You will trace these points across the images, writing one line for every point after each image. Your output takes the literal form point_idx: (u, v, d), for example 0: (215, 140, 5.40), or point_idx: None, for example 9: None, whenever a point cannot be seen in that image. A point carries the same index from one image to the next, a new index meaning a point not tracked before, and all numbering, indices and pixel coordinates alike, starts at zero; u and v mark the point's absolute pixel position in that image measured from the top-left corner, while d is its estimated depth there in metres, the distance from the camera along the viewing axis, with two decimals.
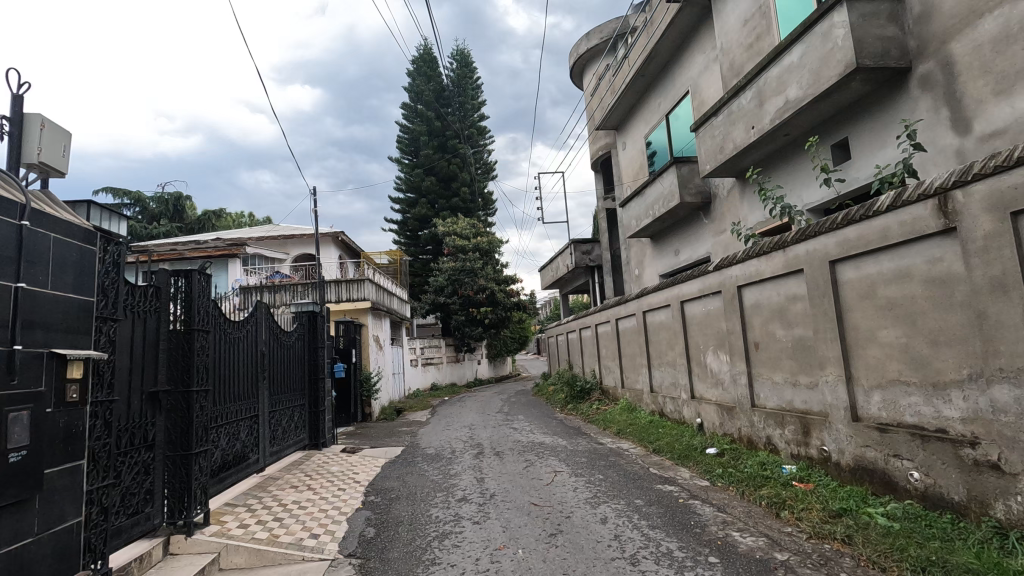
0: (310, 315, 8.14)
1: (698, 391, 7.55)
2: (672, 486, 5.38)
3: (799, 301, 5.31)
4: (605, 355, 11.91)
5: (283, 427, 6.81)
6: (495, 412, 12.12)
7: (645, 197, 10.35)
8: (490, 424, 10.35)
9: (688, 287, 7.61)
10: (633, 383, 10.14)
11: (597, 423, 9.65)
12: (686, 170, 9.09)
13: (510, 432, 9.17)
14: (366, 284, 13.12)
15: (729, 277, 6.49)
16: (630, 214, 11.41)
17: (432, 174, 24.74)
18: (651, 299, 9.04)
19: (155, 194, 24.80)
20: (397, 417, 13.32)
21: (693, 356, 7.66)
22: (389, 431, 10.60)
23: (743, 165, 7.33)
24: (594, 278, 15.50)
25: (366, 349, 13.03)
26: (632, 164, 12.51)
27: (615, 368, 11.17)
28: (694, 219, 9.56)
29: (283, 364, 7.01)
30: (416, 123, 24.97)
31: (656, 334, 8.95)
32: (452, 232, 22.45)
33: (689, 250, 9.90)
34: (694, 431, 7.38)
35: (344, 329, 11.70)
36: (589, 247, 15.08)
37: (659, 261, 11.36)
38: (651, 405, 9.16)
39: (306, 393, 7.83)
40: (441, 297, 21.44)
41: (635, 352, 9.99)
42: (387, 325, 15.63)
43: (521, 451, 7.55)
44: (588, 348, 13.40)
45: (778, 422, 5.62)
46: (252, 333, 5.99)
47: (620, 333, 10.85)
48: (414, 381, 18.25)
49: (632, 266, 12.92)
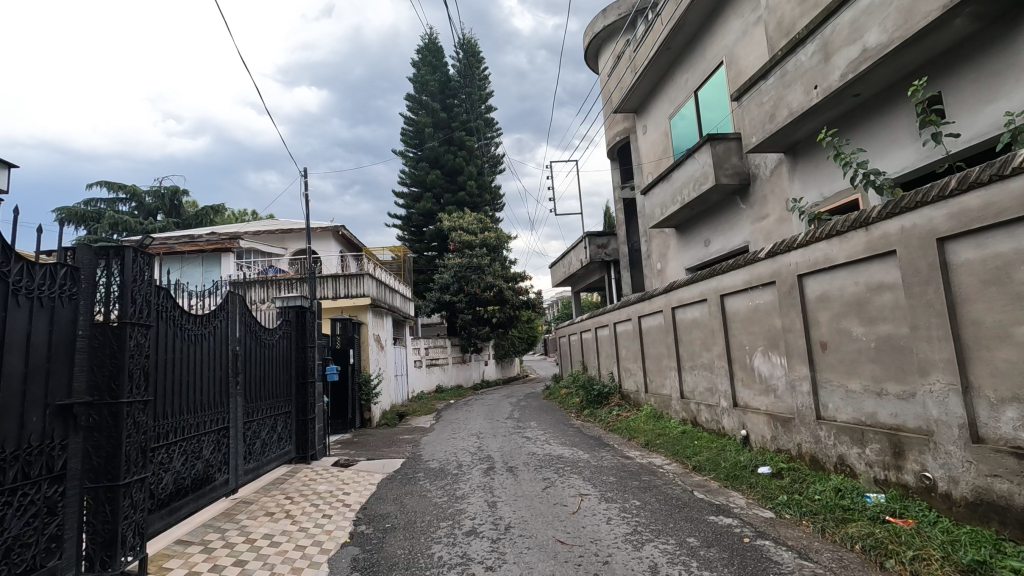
0: (297, 310, 7.21)
1: (742, 398, 6.53)
2: (729, 518, 4.39)
3: (886, 291, 4.30)
4: (625, 357, 10.90)
5: (262, 439, 5.86)
6: (504, 419, 11.14)
7: (672, 183, 9.35)
8: (501, 432, 9.37)
9: (731, 279, 6.59)
10: (659, 388, 9.13)
11: (621, 432, 8.65)
12: (721, 149, 8.07)
13: (523, 443, 8.18)
14: (366, 279, 12.16)
15: (786, 264, 5.48)
16: (653, 203, 10.40)
17: (438, 167, 23.84)
18: (681, 294, 8.05)
19: (151, 188, 23.96)
20: (398, 422, 12.39)
21: (736, 358, 6.65)
22: (389, 440, 9.64)
23: (797, 136, 6.32)
24: (610, 274, 14.49)
25: (366, 349, 12.06)
26: (654, 149, 11.51)
27: (637, 370, 10.16)
28: (728, 205, 8.56)
29: (263, 365, 6.06)
30: (421, 114, 24.10)
31: (688, 333, 7.94)
32: (458, 226, 21.50)
33: (722, 240, 8.89)
34: (738, 445, 6.37)
35: (341, 327, 10.78)
36: (604, 240, 14.07)
37: (685, 253, 10.35)
38: (682, 412, 8.15)
39: (292, 399, 6.88)
40: (446, 295, 20.51)
41: (661, 354, 8.99)
42: (389, 324, 14.69)
43: (538, 467, 6.56)
44: (605, 349, 12.39)
45: (856, 439, 4.61)
46: (220, 329, 5.02)
47: (643, 332, 9.85)
48: (418, 383, 17.31)
49: (653, 260, 11.89)
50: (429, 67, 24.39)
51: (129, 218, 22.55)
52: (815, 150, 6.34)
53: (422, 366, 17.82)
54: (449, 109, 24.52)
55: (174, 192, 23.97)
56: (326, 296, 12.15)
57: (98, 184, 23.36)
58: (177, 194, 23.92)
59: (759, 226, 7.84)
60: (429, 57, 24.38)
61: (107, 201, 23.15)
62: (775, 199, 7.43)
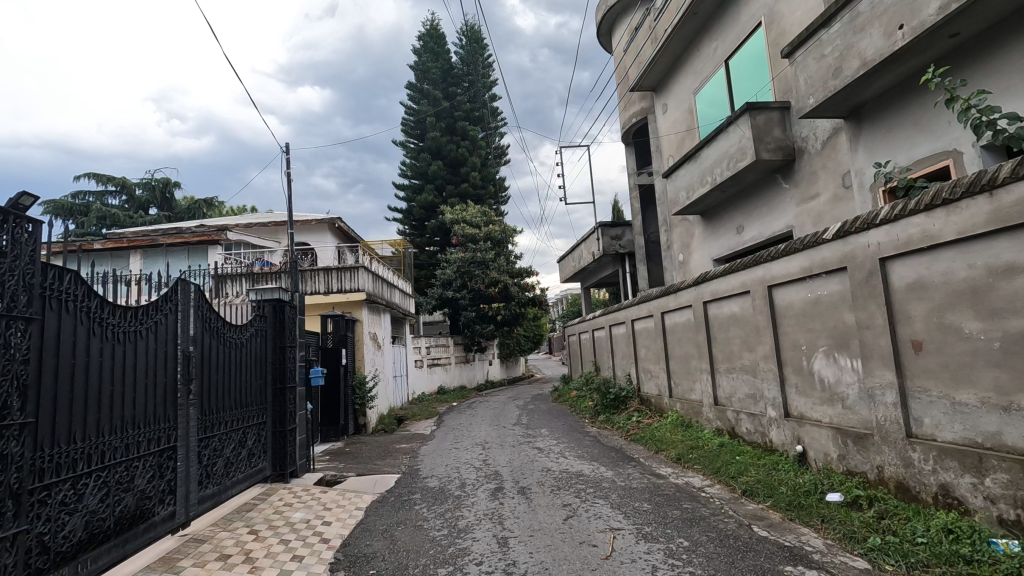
0: (276, 304, 6.22)
1: (797, 408, 5.52)
2: (812, 570, 3.39)
3: (1019, 275, 3.29)
4: (645, 357, 9.90)
5: (226, 457, 4.91)
6: (511, 425, 10.14)
7: (700, 163, 8.35)
8: (509, 441, 8.38)
9: (783, 266, 5.58)
10: (687, 393, 8.15)
11: (645, 443, 7.64)
12: (762, 120, 7.05)
13: (535, 456, 7.18)
14: (361, 272, 11.16)
15: (863, 246, 4.47)
16: (677, 187, 9.38)
17: (440, 158, 22.85)
18: (716, 286, 7.04)
19: (141, 180, 23.02)
20: (396, 428, 11.42)
21: (788, 360, 5.64)
22: (384, 450, 8.67)
23: (866, 95, 5.31)
24: (625, 267, 13.46)
25: (361, 348, 11.05)
26: (675, 129, 10.48)
27: (660, 372, 9.16)
28: (767, 185, 7.56)
29: (228, 369, 5.10)
30: (423, 103, 23.13)
31: (725, 331, 6.92)
32: (461, 219, 20.52)
33: (759, 226, 7.89)
34: (794, 463, 5.37)
35: (333, 325, 9.87)
36: (619, 231, 13.04)
37: (713, 243, 9.33)
38: (716, 421, 7.15)
39: (267, 407, 5.92)
40: (449, 292, 19.56)
41: (690, 355, 7.98)
42: (388, 321, 13.71)
43: (555, 489, 5.56)
44: (621, 349, 11.38)
45: (969, 466, 3.61)
46: (165, 326, 4.06)
47: (667, 330, 8.84)
48: (418, 384, 16.37)
49: (674, 251, 10.87)
50: (431, 53, 23.39)
51: (118, 211, 21.65)
52: (885, 112, 5.32)
53: (423, 366, 16.87)
54: (451, 98, 23.52)
55: (166, 183, 23.01)
56: (317, 291, 11.13)
57: (86, 177, 22.44)
58: (169, 186, 22.98)
59: (807, 207, 6.82)
60: (431, 43, 23.36)
61: (96, 193, 22.25)
62: (828, 174, 6.42)
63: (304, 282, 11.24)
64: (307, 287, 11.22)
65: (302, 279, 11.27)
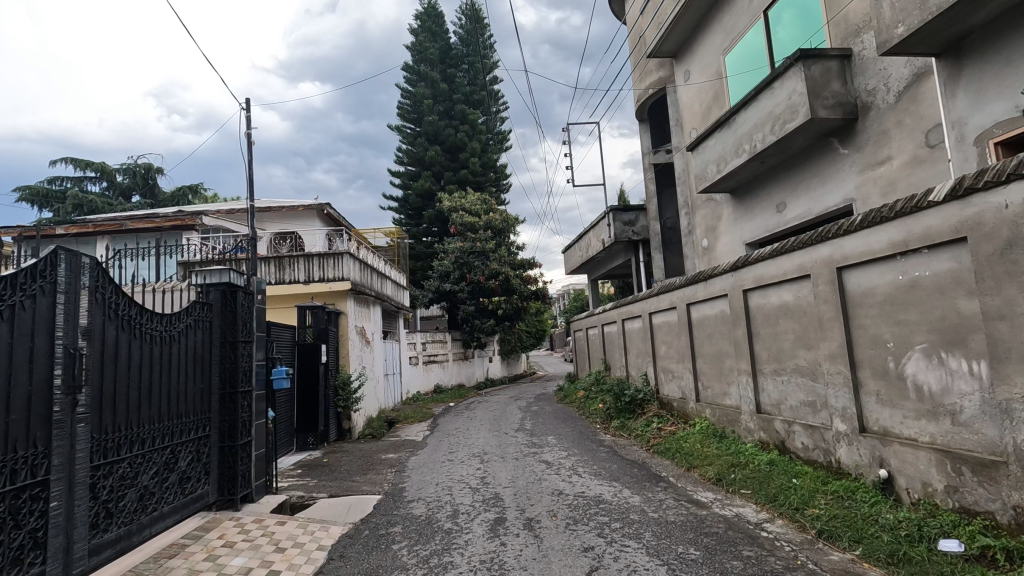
0: (226, 289, 5.05)
1: (879, 422, 4.35)
2: None
3: None
4: (666, 355, 8.74)
5: (143, 486, 3.75)
6: (513, 431, 8.99)
7: (735, 129, 7.17)
8: (511, 452, 7.21)
9: (861, 242, 4.41)
10: (720, 399, 6.99)
11: (673, 458, 6.48)
12: (818, 70, 5.87)
13: (543, 474, 6.03)
14: (346, 259, 9.90)
15: (995, 206, 3.29)
16: (704, 161, 8.20)
17: (437, 143, 21.64)
18: (762, 270, 5.87)
19: (122, 165, 21.79)
20: (386, 433, 10.27)
21: (865, 362, 4.47)
22: (368, 461, 7.53)
23: (977, 18, 4.13)
24: (638, 256, 12.28)
25: (345, 343, 9.83)
26: (700, 97, 9.27)
27: (685, 373, 8.01)
28: (818, 152, 6.38)
29: (147, 371, 3.93)
30: (420, 86, 21.93)
31: (772, 324, 5.75)
32: (460, 207, 19.32)
33: (805, 202, 6.72)
34: (877, 493, 4.21)
35: (313, 317, 8.72)
36: (632, 216, 11.82)
37: (744, 225, 8.16)
38: (759, 433, 5.99)
39: (212, 417, 4.75)
40: (447, 284, 18.33)
41: (724, 353, 6.82)
42: (378, 314, 12.53)
43: (570, 523, 4.40)
44: (636, 347, 10.22)
45: None
46: (32, 313, 2.89)
47: (694, 324, 7.67)
48: (413, 383, 15.22)
49: (696, 236, 9.69)
50: (428, 33, 22.09)
51: (96, 198, 20.39)
52: (1000, 42, 4.16)
53: (418, 363, 15.73)
54: (450, 80, 22.27)
55: (147, 169, 21.73)
56: (296, 280, 9.87)
57: (63, 161, 21.15)
58: (151, 172, 21.71)
59: (874, 175, 5.64)
60: (428, 22, 22.08)
61: (73, 179, 21.06)
62: (904, 132, 5.25)
63: (281, 270, 9.94)
64: (286, 275, 9.92)
65: (280, 266, 9.96)
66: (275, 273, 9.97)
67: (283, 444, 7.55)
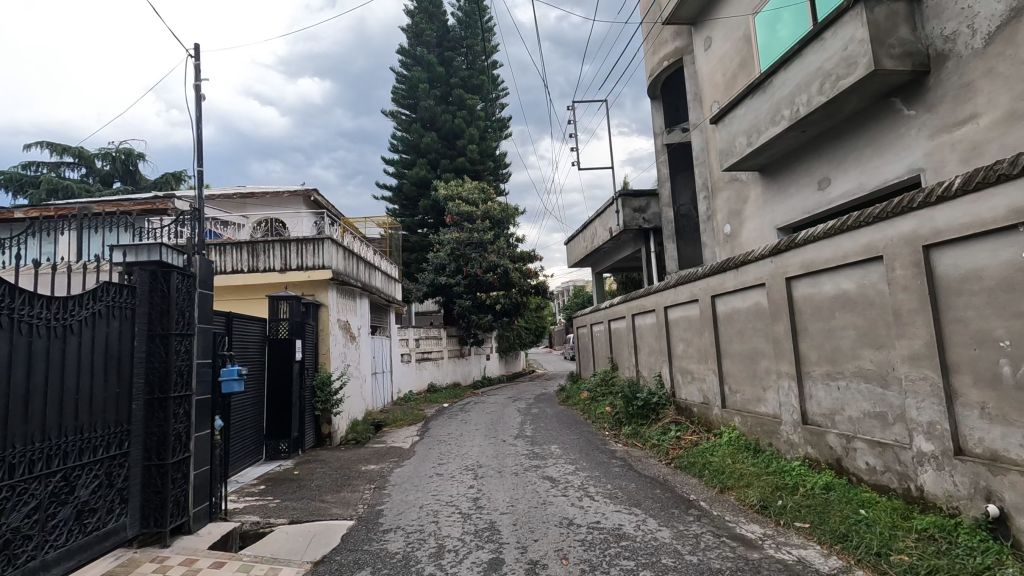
0: (156, 268, 4.05)
1: (985, 444, 3.38)
2: None
3: None
4: (684, 354, 7.78)
5: (11, 529, 2.76)
6: (511, 438, 8.01)
7: (771, 93, 6.18)
8: (509, 466, 6.22)
9: (964, 211, 3.43)
10: (753, 406, 6.02)
11: (701, 476, 5.51)
12: (883, 12, 4.86)
13: (547, 495, 5.06)
14: (326, 245, 8.77)
15: None
16: (729, 134, 7.19)
17: (433, 129, 20.61)
18: (812, 254, 4.89)
19: (102, 150, 20.69)
20: (371, 437, 9.31)
21: (964, 366, 3.50)
22: (345, 473, 6.55)
23: None
24: (649, 245, 11.29)
25: (326, 339, 8.82)
26: (723, 66, 8.27)
27: (707, 374, 7.05)
28: (875, 116, 5.41)
29: (23, 373, 2.94)
30: (415, 69, 20.89)
31: (826, 319, 4.78)
32: (456, 195, 18.32)
33: (856, 176, 5.74)
34: (986, 537, 3.23)
35: (289, 309, 7.70)
36: (643, 202, 10.97)
37: (776, 206, 7.18)
38: (806, 447, 5.04)
39: (132, 430, 3.76)
40: (442, 277, 17.31)
41: (759, 352, 5.85)
42: (366, 308, 11.52)
43: (586, 571, 3.41)
44: (648, 345, 9.24)
45: None
46: None
47: (720, 319, 6.69)
48: (405, 382, 14.28)
49: (716, 222, 8.71)
50: (425, 13, 20.94)
51: (73, 184, 19.33)
52: None
53: (410, 361, 14.77)
54: (447, 64, 21.23)
55: (128, 155, 20.59)
56: (271, 268, 8.83)
57: (38, 145, 20.00)
58: (131, 157, 20.58)
59: (952, 139, 4.66)
60: (425, 2, 20.96)
61: (50, 164, 19.99)
62: (996, 83, 4.27)
63: (255, 257, 8.90)
64: (259, 262, 8.88)
65: (253, 253, 8.91)
66: (247, 260, 8.91)
67: (244, 454, 6.56)
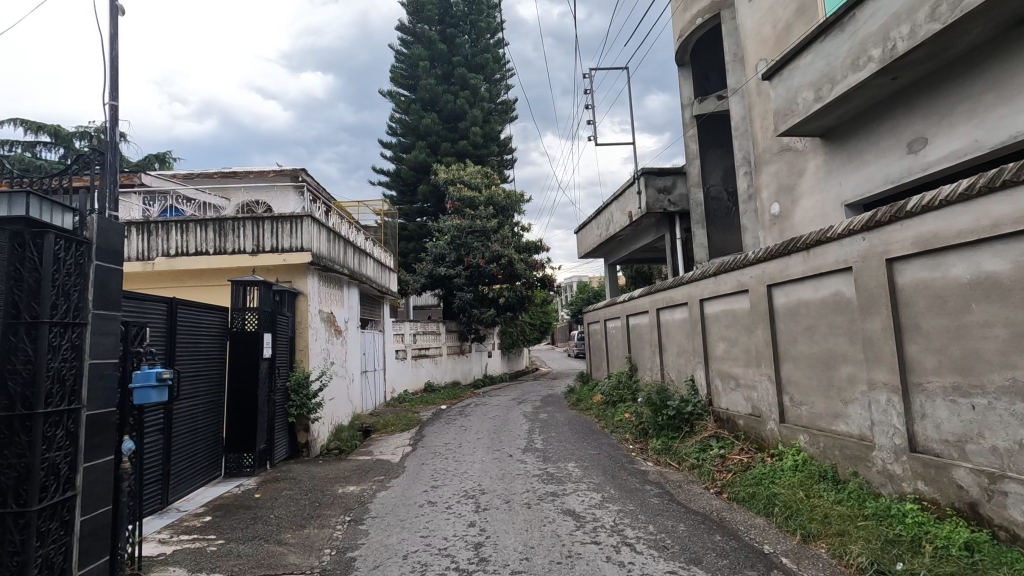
0: (22, 229, 2.82)
1: None
2: None
3: None
4: (726, 356, 6.54)
5: None
6: (519, 452, 6.78)
7: (854, 31, 4.93)
8: (519, 495, 4.99)
9: None
10: (827, 423, 4.79)
11: (770, 515, 4.28)
12: None
13: (573, 543, 3.82)
14: (306, 223, 7.53)
15: None
16: (788, 89, 5.93)
17: (434, 111, 19.31)
18: (935, 226, 3.64)
19: (80, 129, 19.33)
20: (357, 447, 8.09)
21: None
22: (313, 498, 5.32)
23: None
24: (674, 232, 10.02)
25: (304, 333, 7.56)
26: (772, 16, 6.98)
27: (759, 380, 5.82)
28: (1003, 51, 4.19)
29: None
30: (415, 46, 19.57)
31: (956, 313, 3.54)
32: (458, 180, 17.05)
33: (969, 130, 4.50)
34: None
35: (257, 297, 6.42)
36: (669, 181, 9.70)
37: (844, 178, 5.93)
38: (916, 483, 3.81)
39: None
40: (441, 268, 15.98)
41: (840, 356, 4.61)
42: (355, 298, 10.30)
43: None
44: (677, 344, 8.00)
45: None
46: None
47: (780, 314, 5.44)
48: (400, 381, 13.08)
49: (760, 202, 7.46)
50: None
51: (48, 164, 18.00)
52: None
53: (406, 358, 13.56)
54: (449, 41, 19.93)
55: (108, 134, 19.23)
56: (241, 250, 7.53)
57: (11, 122, 18.60)
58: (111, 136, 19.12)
59: None
60: None
61: (24, 143, 18.66)
62: None
63: (221, 236, 7.56)
64: (227, 244, 7.54)
65: (219, 233, 7.56)
66: (213, 240, 7.55)
67: (191, 472, 5.33)
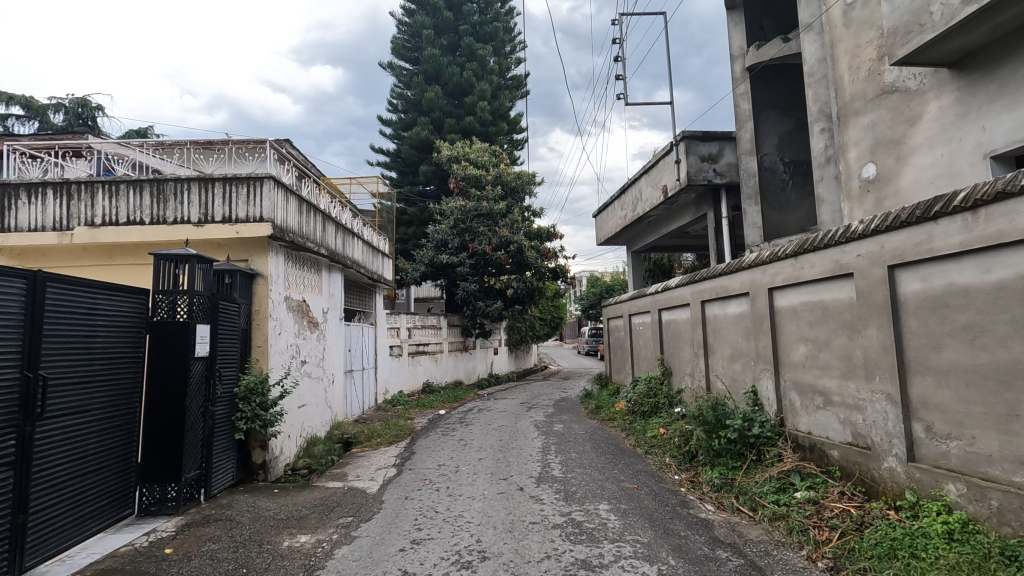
0: None
1: None
2: None
3: None
4: (812, 363, 4.88)
5: None
6: (533, 485, 5.19)
7: None
8: (534, 567, 3.39)
9: None
10: (1005, 471, 3.16)
11: None
12: None
13: None
14: (267, 186, 5.96)
15: None
16: None
17: (439, 84, 17.68)
18: None
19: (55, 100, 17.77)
20: (329, 467, 6.53)
21: None
22: (240, 559, 3.73)
23: None
24: (719, 209, 8.35)
25: (262, 325, 5.99)
26: None
27: (869, 400, 4.17)
28: None
29: None
30: (419, 14, 17.93)
31: None
32: (463, 157, 15.43)
33: None
34: None
35: (191, 277, 4.83)
36: (714, 148, 8.03)
37: (993, 119, 4.28)
38: None
39: None
40: (443, 256, 14.36)
41: None
42: (337, 286, 8.72)
43: None
44: (731, 345, 6.35)
45: None
46: None
47: (911, 308, 3.81)
48: (394, 381, 11.52)
49: (845, 164, 5.79)
50: None
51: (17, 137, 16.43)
52: None
53: (400, 355, 11.98)
54: (456, 9, 18.28)
55: (87, 106, 17.70)
56: (184, 220, 5.97)
57: None
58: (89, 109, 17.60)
59: None
60: None
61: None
62: None
63: (160, 202, 5.99)
64: (167, 212, 5.98)
65: (158, 197, 5.99)
66: (149, 207, 5.99)
67: (76, 517, 3.82)
